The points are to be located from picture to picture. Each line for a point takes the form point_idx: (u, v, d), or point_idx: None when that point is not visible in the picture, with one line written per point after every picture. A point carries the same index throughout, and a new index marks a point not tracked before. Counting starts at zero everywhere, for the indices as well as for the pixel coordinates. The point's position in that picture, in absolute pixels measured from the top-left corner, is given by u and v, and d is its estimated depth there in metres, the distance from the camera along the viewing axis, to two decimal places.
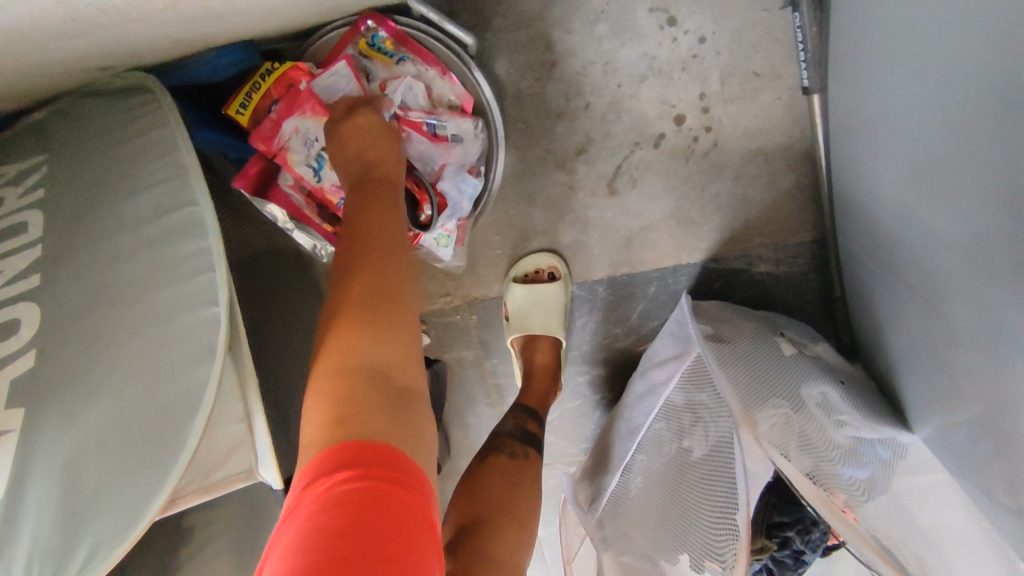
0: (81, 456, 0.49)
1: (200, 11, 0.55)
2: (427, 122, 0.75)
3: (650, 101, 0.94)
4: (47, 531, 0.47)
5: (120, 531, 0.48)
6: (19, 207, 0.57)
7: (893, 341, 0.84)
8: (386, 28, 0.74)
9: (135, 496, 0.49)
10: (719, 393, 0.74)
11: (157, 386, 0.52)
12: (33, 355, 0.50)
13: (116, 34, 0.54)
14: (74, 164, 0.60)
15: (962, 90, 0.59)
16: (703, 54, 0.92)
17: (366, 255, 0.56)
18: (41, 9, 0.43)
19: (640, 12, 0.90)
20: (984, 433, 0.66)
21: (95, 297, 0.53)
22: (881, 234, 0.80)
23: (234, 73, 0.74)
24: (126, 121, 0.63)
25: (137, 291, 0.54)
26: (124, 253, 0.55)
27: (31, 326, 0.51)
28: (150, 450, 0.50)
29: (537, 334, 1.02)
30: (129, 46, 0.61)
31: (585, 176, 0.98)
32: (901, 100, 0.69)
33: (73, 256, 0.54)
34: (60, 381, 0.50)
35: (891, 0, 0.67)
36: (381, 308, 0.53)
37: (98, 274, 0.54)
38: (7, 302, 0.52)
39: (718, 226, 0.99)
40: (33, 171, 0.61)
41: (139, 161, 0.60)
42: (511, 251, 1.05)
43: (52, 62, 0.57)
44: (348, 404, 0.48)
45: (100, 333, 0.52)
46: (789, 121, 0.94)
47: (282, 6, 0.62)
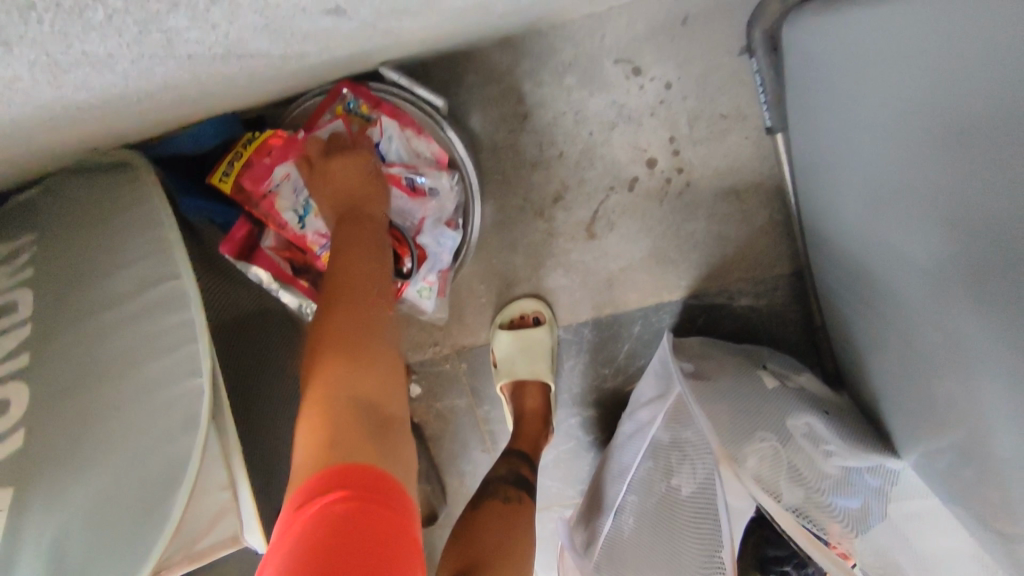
0: (69, 530, 0.51)
1: (178, 96, 0.58)
2: (406, 178, 0.79)
3: (622, 147, 0.97)
4: None
5: None
6: (6, 286, 0.60)
7: (875, 370, 0.84)
8: (360, 94, 0.77)
9: (122, 565, 0.52)
10: (701, 432, 0.74)
11: (142, 460, 0.55)
12: (20, 436, 0.52)
13: (102, 120, 0.57)
14: (59, 243, 0.63)
15: (916, 128, 0.61)
16: (670, 99, 0.95)
17: (351, 293, 0.62)
18: (29, 107, 0.45)
19: (606, 63, 0.94)
20: (969, 462, 0.66)
21: (83, 374, 0.56)
22: (853, 265, 0.81)
23: (214, 144, 0.77)
24: (112, 202, 0.67)
25: (123, 367, 0.57)
26: (108, 330, 0.58)
27: (20, 406, 0.54)
28: (136, 523, 0.53)
29: (526, 379, 1.03)
30: (112, 131, 0.64)
31: (563, 222, 1.00)
32: (861, 137, 0.71)
33: (60, 334, 0.57)
34: (54, 458, 0.52)
35: (842, 44, 0.71)
36: (360, 345, 0.58)
37: (86, 352, 0.57)
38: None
39: (696, 263, 1.01)
40: (21, 250, 0.64)
41: (125, 243, 0.64)
42: (497, 297, 1.06)
43: (36, 148, 0.60)
44: (334, 433, 0.51)
45: (89, 409, 0.55)
46: (758, 158, 0.97)
47: (258, 83, 0.65)
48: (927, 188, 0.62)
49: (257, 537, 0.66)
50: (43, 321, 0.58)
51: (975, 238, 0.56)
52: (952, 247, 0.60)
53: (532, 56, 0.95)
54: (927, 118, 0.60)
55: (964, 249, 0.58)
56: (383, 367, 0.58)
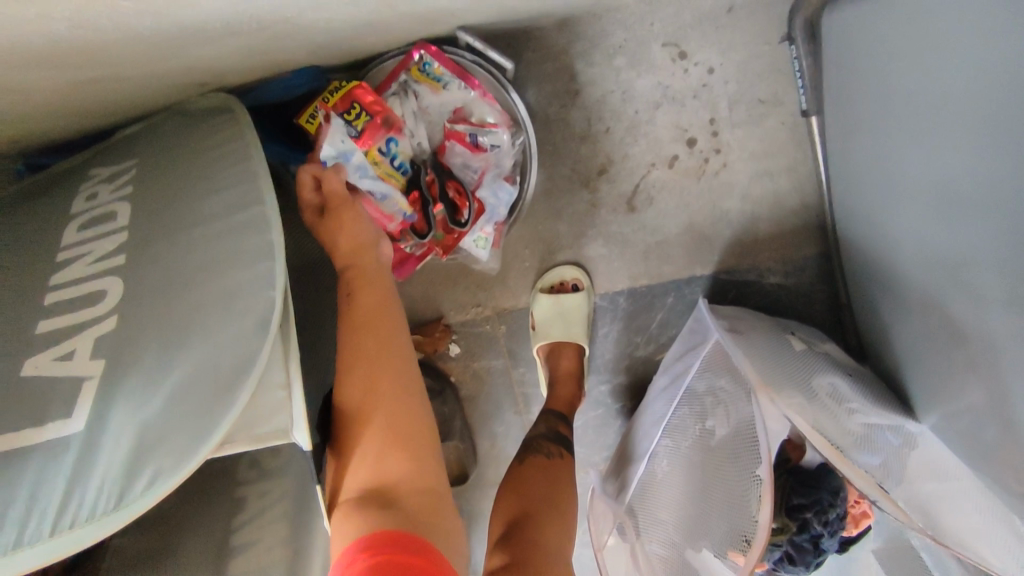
0: (153, 405, 0.52)
1: (287, 40, 0.65)
2: (470, 134, 0.87)
3: (665, 126, 1.04)
4: (115, 471, 0.49)
5: (178, 465, 0.52)
6: (110, 200, 0.62)
7: (897, 340, 0.89)
8: (436, 57, 0.85)
9: (190, 436, 0.52)
10: (739, 374, 0.81)
11: (219, 351, 0.55)
12: (114, 319, 0.53)
13: (225, 60, 0.64)
14: (159, 166, 0.66)
15: (943, 100, 0.68)
16: (712, 83, 1.02)
17: (361, 362, 0.67)
18: (190, 42, 0.53)
19: (655, 47, 1.02)
20: (989, 419, 0.70)
21: (173, 279, 0.57)
22: (879, 238, 0.87)
23: (300, 94, 0.85)
24: (207, 136, 0.70)
25: (210, 273, 0.58)
26: (200, 242, 0.59)
27: (115, 294, 0.55)
28: (209, 402, 0.54)
29: (562, 341, 1.09)
30: (220, 69, 0.68)
31: (606, 194, 1.07)
32: (890, 113, 0.78)
33: (154, 242, 0.58)
34: (144, 342, 0.53)
35: (876, 28, 0.78)
36: (376, 411, 0.64)
37: (177, 259, 0.58)
38: (95, 275, 0.56)
39: (730, 239, 1.07)
40: (124, 172, 0.67)
41: (218, 167, 0.65)
42: (539, 263, 1.13)
43: (156, 80, 0.64)
44: (364, 498, 0.60)
45: (178, 310, 0.56)
46: (792, 142, 1.03)
47: (352, 39, 0.73)
48: (953, 153, 0.68)
49: (304, 435, 0.62)
50: (138, 227, 0.59)
51: (993, 195, 0.62)
52: (974, 205, 0.65)
53: (587, 38, 1.03)
54: (954, 88, 0.66)
55: (984, 206, 0.64)
56: (403, 414, 0.66)
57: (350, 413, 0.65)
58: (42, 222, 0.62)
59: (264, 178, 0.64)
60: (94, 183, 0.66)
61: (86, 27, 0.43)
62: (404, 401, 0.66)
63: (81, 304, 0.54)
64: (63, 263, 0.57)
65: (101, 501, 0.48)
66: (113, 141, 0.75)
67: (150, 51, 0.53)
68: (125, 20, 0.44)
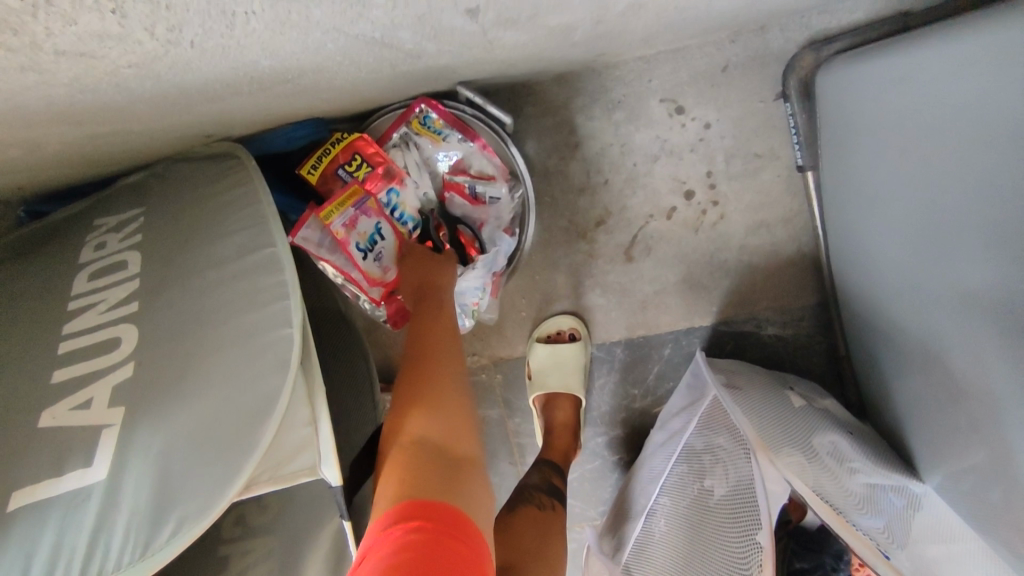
0: (171, 453, 0.50)
1: (287, 98, 0.66)
2: (469, 185, 0.88)
3: (662, 178, 1.05)
4: (137, 521, 0.48)
5: (206, 508, 0.50)
6: (123, 247, 0.62)
7: (898, 398, 0.88)
8: (437, 111, 0.86)
9: (215, 479, 0.51)
10: (738, 434, 0.79)
11: (239, 391, 0.54)
12: (131, 364, 0.52)
13: (224, 113, 0.64)
14: (169, 213, 0.66)
15: (943, 162, 0.68)
16: (709, 137, 1.03)
17: (419, 369, 0.68)
18: (184, 102, 0.53)
19: (652, 102, 1.03)
20: (992, 484, 0.69)
21: (189, 319, 0.56)
22: (878, 294, 0.87)
23: (304, 144, 0.86)
24: (217, 181, 0.70)
25: (223, 313, 0.57)
26: (213, 283, 0.58)
27: (132, 339, 0.54)
28: (233, 442, 0.52)
29: (557, 391, 1.08)
30: (228, 117, 0.69)
31: (604, 245, 1.08)
32: (887, 172, 0.79)
33: (168, 284, 0.58)
34: (161, 387, 0.52)
35: (873, 89, 0.79)
36: (430, 407, 0.64)
37: (191, 300, 0.57)
38: (113, 320, 0.55)
39: (727, 291, 1.07)
40: (133, 220, 0.66)
41: (228, 210, 0.65)
42: (536, 313, 1.13)
43: (165, 129, 0.65)
44: (406, 475, 0.56)
45: (194, 348, 0.54)
46: (789, 196, 1.04)
47: (350, 95, 0.74)
48: (954, 216, 0.67)
49: (334, 473, 0.63)
50: (150, 274, 0.59)
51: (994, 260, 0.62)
52: (974, 268, 0.65)
53: (586, 92, 1.04)
54: (954, 151, 0.66)
55: (985, 271, 0.64)
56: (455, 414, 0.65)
57: (400, 408, 0.65)
58: (52, 274, 0.61)
59: (274, 220, 0.64)
60: (103, 232, 0.66)
61: (85, 92, 0.43)
62: (454, 404, 0.66)
63: (98, 352, 0.53)
64: (77, 311, 0.56)
65: (123, 550, 0.47)
66: (117, 191, 0.76)
67: (148, 110, 0.53)
68: (126, 84, 0.44)
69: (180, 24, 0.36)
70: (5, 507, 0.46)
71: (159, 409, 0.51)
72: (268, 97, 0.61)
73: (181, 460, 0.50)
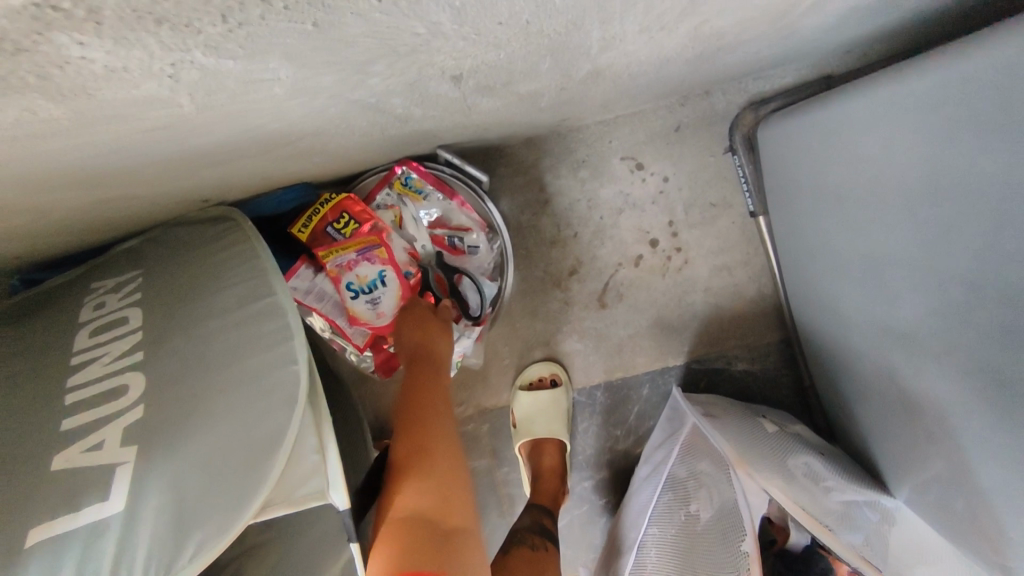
0: (186, 483, 0.52)
1: (281, 163, 0.71)
2: (449, 238, 0.97)
3: (628, 229, 1.13)
4: (153, 551, 0.50)
5: (222, 532, 0.52)
6: (124, 303, 0.65)
7: (862, 420, 0.93)
8: (417, 172, 0.94)
9: (229, 506, 0.53)
10: (719, 455, 0.84)
11: (249, 425, 0.57)
12: (141, 407, 0.55)
13: (222, 178, 0.69)
14: (168, 270, 0.70)
15: (873, 198, 0.76)
16: (668, 190, 1.12)
17: (415, 431, 0.71)
18: (189, 166, 0.58)
19: (614, 160, 1.12)
20: (954, 491, 0.73)
21: (196, 362, 0.59)
22: (832, 324, 0.94)
23: (292, 206, 0.91)
24: (214, 240, 0.75)
25: (229, 355, 0.60)
26: (218, 328, 0.62)
27: (139, 385, 0.56)
28: (245, 472, 0.55)
29: (543, 436, 1.11)
30: (224, 184, 0.74)
31: (578, 293, 1.14)
32: (828, 211, 0.87)
33: (172, 333, 0.61)
34: (171, 426, 0.54)
35: (807, 139, 0.89)
36: (424, 484, 0.66)
37: (197, 345, 0.60)
38: (119, 369, 0.58)
39: (697, 331, 1.13)
40: (131, 280, 0.70)
41: (227, 265, 0.70)
42: (517, 361, 1.17)
43: (165, 196, 0.70)
44: (397, 553, 0.59)
45: (202, 388, 0.57)
46: (744, 240, 1.12)
47: (338, 159, 0.80)
48: (888, 247, 0.75)
49: (341, 497, 0.63)
50: (153, 325, 0.62)
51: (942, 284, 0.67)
52: (915, 288, 0.72)
53: (552, 153, 1.13)
54: (882, 185, 0.73)
55: (923, 290, 0.71)
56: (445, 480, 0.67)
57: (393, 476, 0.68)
58: (54, 333, 0.63)
59: (273, 271, 0.69)
60: (102, 292, 0.69)
61: (102, 157, 0.48)
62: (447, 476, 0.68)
63: (106, 398, 0.55)
64: (83, 363, 0.59)
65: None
66: (111, 256, 0.79)
67: (157, 175, 0.58)
68: (141, 150, 0.49)
69: (202, 96, 0.41)
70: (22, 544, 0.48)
71: (169, 443, 0.53)
72: (265, 161, 0.67)
73: (195, 490, 0.53)
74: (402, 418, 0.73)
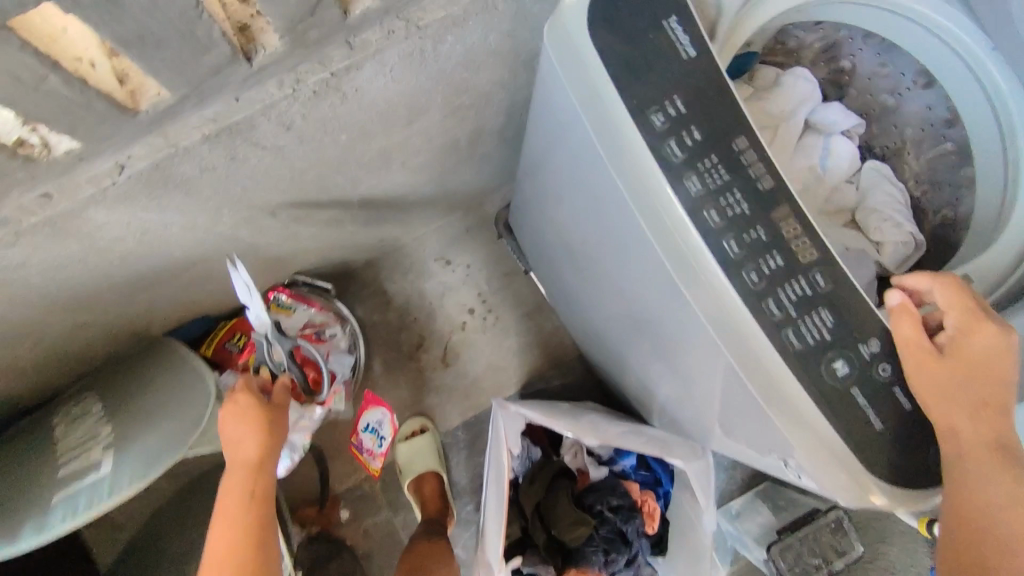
0: (143, 436, 0.86)
1: (175, 301, 1.10)
2: (314, 333, 1.36)
3: (451, 306, 1.58)
4: (125, 470, 0.82)
5: (169, 449, 0.84)
6: (88, 396, 1.03)
7: (621, 388, 1.36)
8: (283, 294, 1.33)
9: (167, 438, 0.85)
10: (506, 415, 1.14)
11: (176, 400, 0.91)
12: (109, 428, 0.92)
13: (138, 318, 1.08)
14: (112, 374, 1.08)
15: (550, 248, 1.24)
16: (472, 273, 1.59)
17: (234, 557, 0.74)
18: (111, 306, 0.96)
19: (429, 261, 1.58)
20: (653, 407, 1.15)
21: (140, 395, 0.97)
22: (581, 330, 1.38)
23: (200, 335, 1.31)
24: (138, 350, 1.14)
25: (158, 384, 0.97)
26: (151, 378, 1.00)
27: (107, 421, 0.94)
28: (175, 422, 0.88)
29: (423, 473, 1.45)
30: (141, 328, 1.13)
31: (426, 360, 1.55)
32: (546, 261, 1.33)
33: (123, 393, 1.00)
34: (129, 424, 0.91)
35: (524, 220, 1.37)
36: (242, 566, 0.73)
37: (138, 391, 0.98)
38: (93, 422, 0.95)
39: (517, 366, 1.56)
40: (88, 388, 1.08)
41: (150, 355, 1.09)
42: (394, 424, 1.53)
43: (101, 343, 1.09)
44: None
45: (145, 401, 0.95)
46: (533, 294, 1.59)
47: (217, 292, 1.19)
48: (565, 271, 1.21)
49: None
50: (108, 398, 1.00)
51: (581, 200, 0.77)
52: (578, 291, 1.15)
53: (386, 266, 1.58)
54: (548, 214, 1.09)
55: (581, 293, 1.15)
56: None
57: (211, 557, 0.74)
58: (46, 428, 1.00)
59: (178, 346, 1.08)
60: (70, 400, 1.06)
61: (56, 303, 0.84)
62: (272, 539, 0.77)
63: (88, 435, 0.92)
64: (70, 430, 0.96)
65: (123, 478, 0.81)
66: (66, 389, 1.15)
67: (91, 317, 0.95)
68: (81, 293, 0.86)
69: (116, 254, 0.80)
70: (53, 502, 0.83)
71: (129, 431, 0.89)
72: (164, 298, 1.06)
73: (146, 438, 0.86)
74: (231, 478, 0.79)
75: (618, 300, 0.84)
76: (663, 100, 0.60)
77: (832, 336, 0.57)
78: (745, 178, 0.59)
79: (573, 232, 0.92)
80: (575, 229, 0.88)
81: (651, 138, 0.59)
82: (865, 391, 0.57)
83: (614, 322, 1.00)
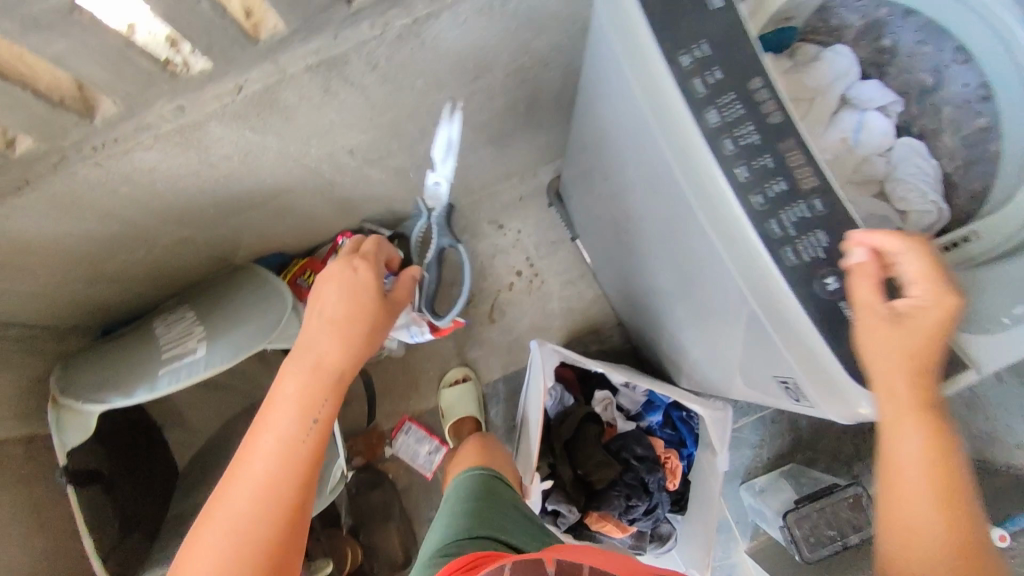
0: (230, 330, 1.06)
1: (256, 230, 1.26)
2: None
3: (500, 267, 1.69)
4: (217, 356, 1.02)
5: (249, 341, 1.04)
6: (181, 303, 1.22)
7: (654, 352, 1.44)
8: (352, 237, 1.44)
9: (251, 332, 1.05)
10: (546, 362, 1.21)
11: (256, 303, 1.10)
12: (199, 322, 1.10)
13: (224, 241, 1.23)
14: (199, 287, 1.26)
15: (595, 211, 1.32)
16: (522, 238, 1.69)
17: (271, 480, 0.68)
18: (206, 226, 1.12)
19: (483, 223, 1.69)
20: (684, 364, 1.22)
21: (224, 299, 1.15)
22: (619, 295, 1.46)
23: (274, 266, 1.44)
24: (220, 270, 1.32)
25: (239, 292, 1.15)
26: (232, 287, 1.18)
27: (197, 318, 1.12)
28: (256, 319, 1.07)
29: (463, 418, 1.55)
30: (226, 254, 1.29)
31: (473, 315, 1.67)
32: (590, 227, 1.42)
33: (209, 299, 1.17)
34: (217, 320, 1.09)
35: (573, 188, 1.47)
36: (267, 487, 0.68)
37: (223, 297, 1.16)
38: (185, 318, 1.13)
39: (557, 328, 1.66)
40: (179, 298, 1.26)
41: (230, 273, 1.26)
42: (440, 371, 1.66)
43: (194, 264, 1.25)
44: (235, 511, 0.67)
45: (229, 304, 1.12)
46: (577, 262, 1.68)
47: (292, 229, 1.34)
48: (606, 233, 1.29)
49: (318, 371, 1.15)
50: (198, 303, 1.18)
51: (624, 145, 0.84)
52: (615, 249, 1.24)
53: None
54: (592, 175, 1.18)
55: (619, 252, 1.23)
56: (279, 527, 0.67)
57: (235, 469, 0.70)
58: (145, 324, 1.19)
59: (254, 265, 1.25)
60: (165, 308, 1.26)
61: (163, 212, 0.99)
62: (306, 468, 0.71)
63: (182, 327, 1.11)
64: (166, 324, 1.14)
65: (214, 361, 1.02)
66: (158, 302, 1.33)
67: (188, 234, 1.11)
68: (184, 207, 1.01)
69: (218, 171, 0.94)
70: (158, 373, 1.01)
71: (217, 325, 1.08)
72: (248, 225, 1.21)
73: (232, 332, 1.05)
74: (272, 396, 0.76)
75: (656, 244, 0.92)
76: (692, 43, 0.66)
77: (828, 256, 0.63)
78: (758, 112, 0.65)
79: (615, 179, 0.99)
80: (618, 181, 0.96)
81: (679, 75, 0.66)
82: (856, 308, 0.64)
83: (648, 275, 1.07)
